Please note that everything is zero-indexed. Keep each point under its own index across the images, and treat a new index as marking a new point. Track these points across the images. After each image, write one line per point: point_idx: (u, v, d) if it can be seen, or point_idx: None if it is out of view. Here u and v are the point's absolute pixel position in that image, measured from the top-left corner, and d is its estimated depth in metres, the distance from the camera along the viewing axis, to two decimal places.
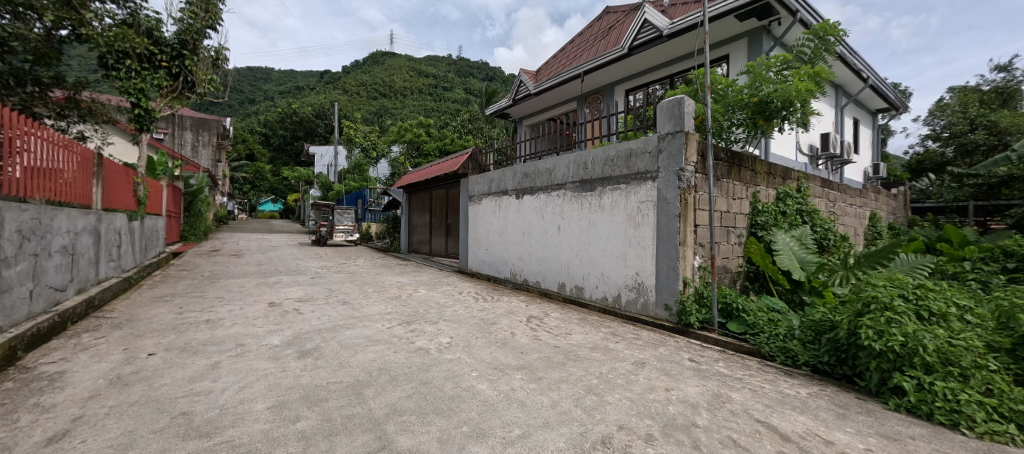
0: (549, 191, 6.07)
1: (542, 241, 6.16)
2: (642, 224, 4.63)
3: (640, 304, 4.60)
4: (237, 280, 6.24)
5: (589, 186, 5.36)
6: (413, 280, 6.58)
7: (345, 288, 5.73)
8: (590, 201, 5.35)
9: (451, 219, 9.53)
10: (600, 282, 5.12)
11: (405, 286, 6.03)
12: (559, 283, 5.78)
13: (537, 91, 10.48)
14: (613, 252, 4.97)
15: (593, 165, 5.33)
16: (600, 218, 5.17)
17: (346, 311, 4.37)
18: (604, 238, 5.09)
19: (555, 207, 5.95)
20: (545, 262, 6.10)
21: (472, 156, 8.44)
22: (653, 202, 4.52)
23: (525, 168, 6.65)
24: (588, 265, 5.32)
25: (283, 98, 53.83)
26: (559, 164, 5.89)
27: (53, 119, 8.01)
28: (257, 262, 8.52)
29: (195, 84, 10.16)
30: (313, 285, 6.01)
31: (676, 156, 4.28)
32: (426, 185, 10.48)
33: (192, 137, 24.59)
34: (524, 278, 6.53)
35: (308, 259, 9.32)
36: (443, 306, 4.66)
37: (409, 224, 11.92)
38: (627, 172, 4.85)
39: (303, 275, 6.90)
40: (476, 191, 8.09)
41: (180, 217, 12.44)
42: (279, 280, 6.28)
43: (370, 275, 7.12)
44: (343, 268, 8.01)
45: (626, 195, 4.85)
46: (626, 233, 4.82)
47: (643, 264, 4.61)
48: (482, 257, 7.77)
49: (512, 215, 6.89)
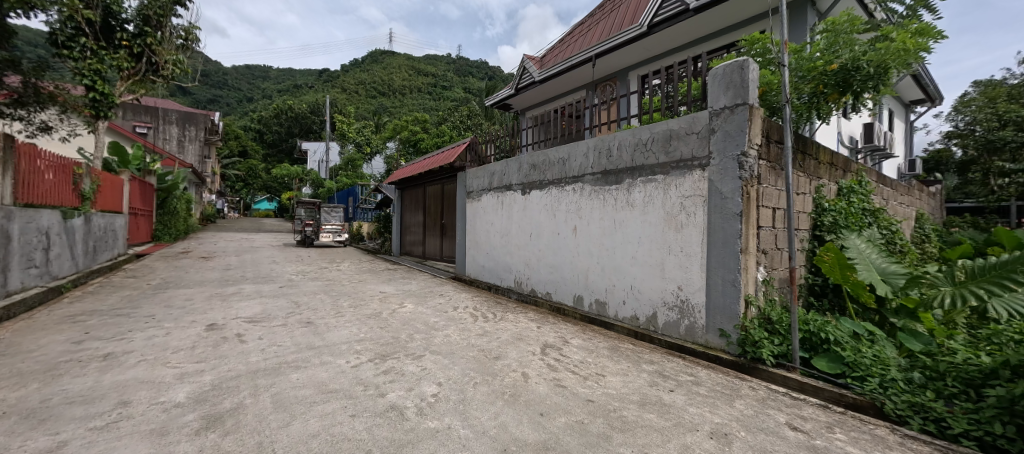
0: (563, 185, 5.05)
1: (553, 245, 5.17)
2: (685, 225, 3.64)
3: (683, 327, 3.62)
4: (189, 290, 5.22)
5: (614, 177, 4.37)
6: (399, 290, 5.56)
7: (316, 302, 4.69)
8: (613, 197, 4.36)
9: (447, 217, 8.51)
10: (627, 297, 4.15)
11: (389, 299, 5.00)
12: (575, 296, 4.79)
13: (543, 77, 9.46)
14: (645, 261, 3.98)
15: (619, 151, 4.32)
16: (627, 217, 4.19)
17: (307, 336, 3.35)
18: (633, 242, 4.10)
19: (569, 204, 4.94)
20: (557, 270, 5.10)
21: (471, 146, 7.46)
22: (701, 196, 3.53)
23: (532, 159, 5.64)
24: (611, 275, 4.34)
25: (280, 95, 52.73)
26: (575, 152, 4.89)
27: (10, 107, 6.29)
28: (226, 267, 7.49)
29: (160, 67, 9.17)
30: (279, 296, 4.98)
31: (736, 137, 3.27)
32: (419, 180, 9.48)
33: (178, 132, 23.50)
34: (532, 287, 5.54)
35: (286, 263, 8.27)
36: (432, 330, 3.64)
37: (401, 224, 10.92)
38: (666, 159, 3.84)
39: (271, 283, 5.87)
40: (475, 186, 7.06)
41: (150, 215, 11.39)
42: (241, 291, 5.26)
43: (352, 284, 6.09)
44: (322, 274, 7.00)
45: (661, 189, 3.86)
46: (663, 237, 3.83)
47: (686, 277, 3.62)
48: (481, 262, 6.76)
49: (517, 214, 5.88)
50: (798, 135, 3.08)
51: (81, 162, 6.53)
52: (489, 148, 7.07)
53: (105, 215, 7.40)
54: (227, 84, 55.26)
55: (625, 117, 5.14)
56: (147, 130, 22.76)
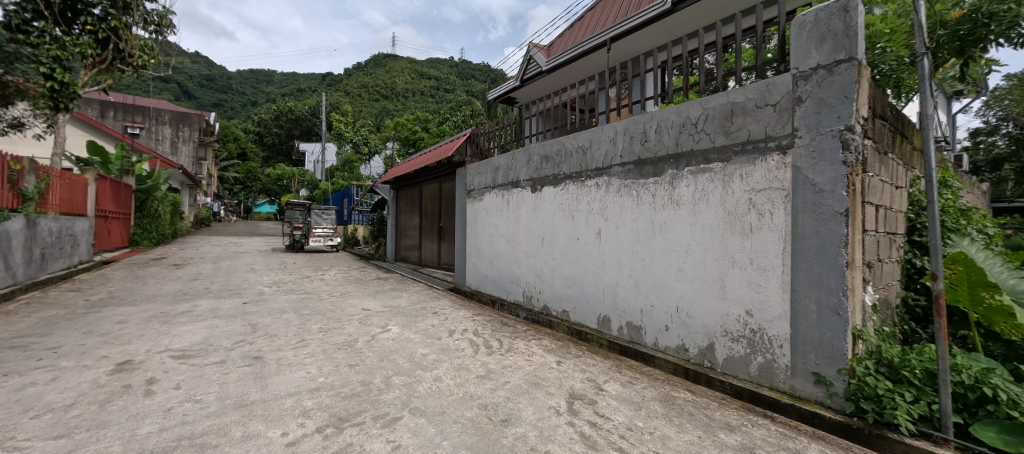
0: (582, 180, 4.14)
1: (570, 252, 4.27)
2: (755, 227, 2.71)
3: (755, 366, 2.69)
4: (133, 307, 4.34)
5: (649, 167, 3.46)
6: (386, 307, 4.66)
7: (277, 325, 3.77)
8: (649, 193, 3.45)
9: (444, 220, 7.60)
10: (671, 321, 3.23)
11: (371, 320, 4.07)
12: (600, 318, 3.86)
13: (551, 66, 8.56)
14: (695, 275, 3.06)
15: (657, 135, 3.41)
16: (669, 219, 3.27)
17: (243, 384, 2.42)
18: (678, 250, 3.19)
19: (591, 202, 4.03)
20: (575, 283, 4.18)
21: (471, 138, 6.59)
22: (780, 188, 2.60)
23: (544, 149, 4.73)
24: (645, 291, 3.43)
25: (283, 99, 52.25)
26: (598, 139, 3.98)
27: None
28: (195, 276, 6.62)
29: (129, 55, 8.35)
30: (235, 317, 4.07)
31: (838, 106, 2.34)
32: (415, 179, 8.61)
33: (171, 133, 22.86)
34: (544, 303, 4.61)
35: (265, 271, 7.40)
36: (418, 369, 2.72)
37: (396, 227, 10.04)
38: (725, 142, 2.91)
39: (235, 298, 4.98)
40: (477, 184, 6.15)
41: (126, 218, 10.60)
42: (193, 309, 4.35)
43: (331, 297, 5.19)
44: (302, 284, 6.13)
45: (718, 180, 2.94)
46: (720, 243, 2.91)
47: (758, 298, 2.68)
48: (484, 272, 5.83)
49: (525, 215, 4.97)
50: (932, 100, 2.14)
51: (24, 157, 5.74)
52: (490, 140, 6.17)
53: (59, 218, 6.57)
54: (231, 88, 55.01)
55: (650, 96, 4.23)
56: (139, 131, 22.08)
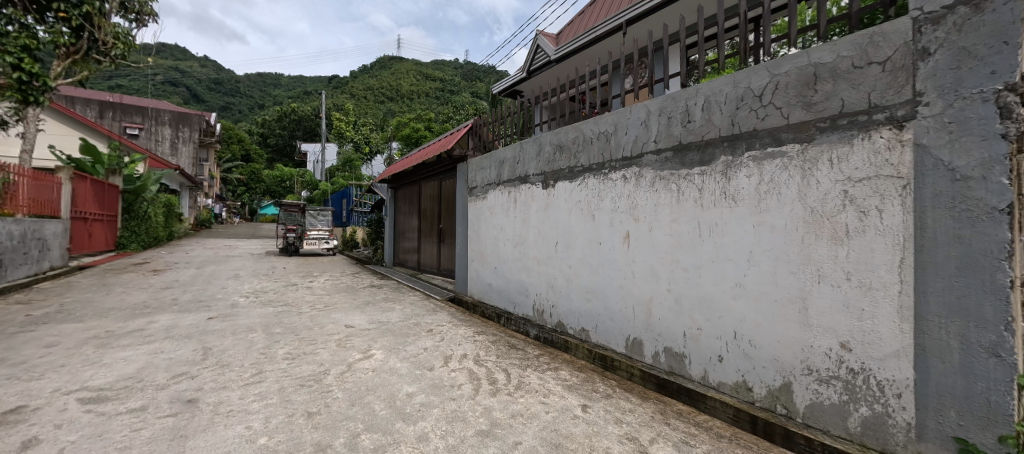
0: (606, 172, 3.44)
1: (589, 259, 3.57)
2: (855, 229, 1.98)
3: (856, 421, 1.97)
4: (77, 324, 3.71)
5: (693, 154, 2.75)
6: (372, 323, 3.98)
7: (236, 350, 3.09)
8: (695, 186, 2.73)
9: (445, 221, 6.92)
10: (726, 350, 2.51)
11: (350, 341, 3.40)
12: (628, 340, 3.16)
13: (559, 55, 7.85)
14: (760, 292, 2.35)
15: (704, 113, 2.70)
16: (723, 219, 2.55)
17: (150, 451, 1.72)
18: (735, 260, 2.47)
19: (617, 199, 3.32)
20: (597, 296, 3.47)
21: (472, 130, 5.91)
22: (894, 174, 1.86)
23: (557, 137, 4.03)
24: (689, 310, 2.72)
25: (288, 101, 52.20)
26: (625, 123, 3.28)
27: None
28: (170, 284, 6.00)
29: (106, 44, 7.80)
30: (190, 337, 3.41)
31: (994, 56, 1.60)
32: (414, 176, 7.95)
33: (171, 134, 22.57)
34: (558, 319, 3.91)
35: (249, 278, 6.77)
36: (397, 423, 2.01)
37: (393, 229, 9.40)
38: (805, 116, 2.19)
39: (202, 311, 4.32)
40: (479, 181, 5.46)
41: (111, 220, 10.09)
42: (145, 327, 3.69)
43: (312, 310, 4.52)
44: (285, 293, 5.50)
45: (795, 167, 2.22)
46: (798, 251, 2.18)
47: (861, 327, 1.95)
48: (488, 280, 5.14)
49: (535, 215, 4.29)
50: None
51: None
52: (495, 130, 5.46)
53: (23, 220, 6.02)
54: (236, 91, 55.11)
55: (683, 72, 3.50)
56: (139, 131, 21.86)
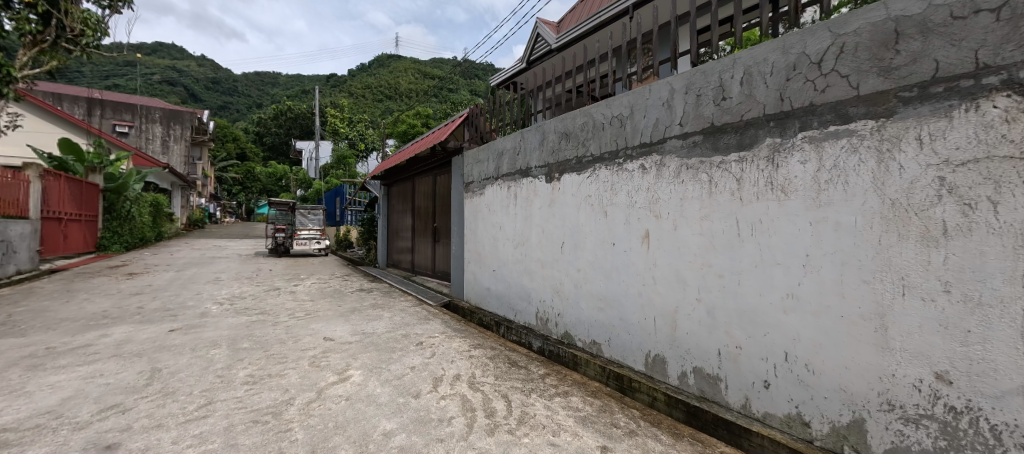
0: (621, 162, 2.98)
1: (602, 262, 3.12)
2: (958, 226, 1.49)
3: None
4: (15, 340, 3.24)
5: (729, 137, 2.29)
6: (354, 335, 3.53)
7: (189, 373, 2.63)
8: (731, 176, 2.27)
9: (440, 219, 6.47)
10: (774, 375, 2.06)
11: (326, 358, 2.94)
12: (649, 357, 2.72)
13: (560, 44, 7.38)
14: (820, 304, 1.90)
15: (743, 88, 2.24)
16: (770, 216, 2.10)
17: None
18: (787, 265, 2.02)
19: (633, 193, 2.87)
20: (611, 304, 3.03)
21: (468, 121, 5.46)
22: (1016, 154, 1.36)
23: (562, 124, 3.57)
24: (725, 324, 2.28)
25: (284, 100, 51.68)
26: (644, 104, 2.82)
27: None
28: (141, 289, 5.53)
29: (76, 32, 7.32)
30: (140, 355, 2.94)
31: None
32: (407, 172, 7.49)
33: (161, 132, 22.06)
34: (565, 329, 3.46)
35: (230, 281, 6.31)
36: None
37: (387, 228, 8.94)
38: (882, 85, 1.73)
39: (165, 322, 3.86)
40: (476, 176, 5.00)
41: (89, 220, 9.60)
42: (93, 343, 3.22)
43: (290, 319, 4.06)
44: (264, 299, 5.04)
45: (868, 148, 1.76)
46: (874, 254, 1.71)
47: (966, 354, 1.46)
48: (487, 284, 4.68)
49: (539, 213, 3.85)
50: None
51: None
52: (492, 120, 4.98)
53: None
54: (233, 89, 54.57)
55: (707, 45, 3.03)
56: (128, 129, 21.33)
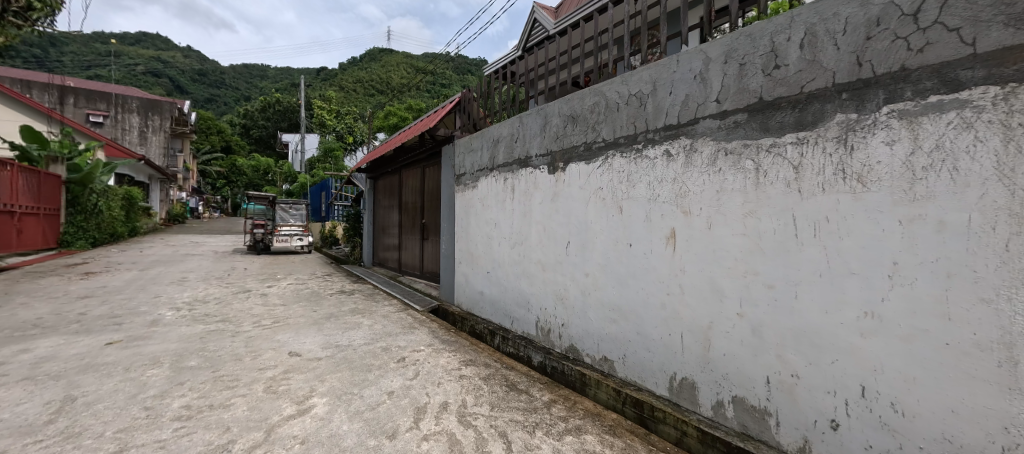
0: (640, 148, 2.52)
1: (615, 267, 2.67)
2: None
3: None
4: None
5: (784, 114, 1.84)
6: (325, 349, 3.03)
7: (110, 404, 2.11)
8: (787, 163, 1.83)
9: (428, 215, 5.96)
10: (844, 413, 1.63)
11: (287, 381, 2.44)
12: (674, 380, 2.28)
13: (558, 29, 6.87)
14: (912, 327, 1.45)
15: (804, 52, 1.79)
16: (840, 212, 1.65)
17: None
18: (864, 275, 1.57)
19: (655, 184, 2.42)
20: (627, 315, 2.58)
21: (460, 107, 4.96)
22: None
23: (568, 106, 3.10)
24: (776, 346, 1.84)
25: (272, 92, 50.41)
26: (669, 78, 2.36)
27: None
28: (92, 291, 4.94)
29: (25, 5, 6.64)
30: (58, 378, 2.41)
31: None
32: (394, 164, 6.95)
33: (139, 122, 21.07)
34: (570, 342, 3.02)
35: (196, 282, 5.73)
36: None
37: (373, 224, 8.39)
38: (1011, 38, 1.25)
39: (105, 333, 3.31)
40: (469, 167, 4.51)
41: (48, 213, 8.87)
42: (6, 360, 2.68)
43: (254, 328, 3.54)
44: (229, 303, 4.49)
45: (989, 123, 1.29)
46: (999, 263, 1.26)
47: None
48: (480, 288, 4.21)
49: (540, 207, 3.38)
50: None
51: None
52: (486, 106, 4.50)
53: None
54: (219, 81, 53.01)
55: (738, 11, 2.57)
56: (103, 119, 20.31)
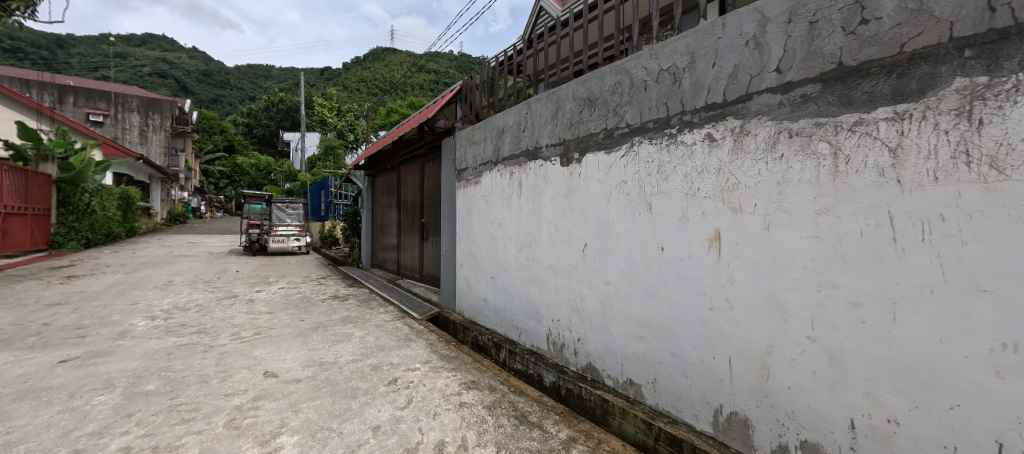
0: (674, 133, 2.11)
1: (643, 274, 2.26)
2: None
3: None
4: None
5: (875, 82, 1.42)
6: (305, 369, 2.64)
7: (33, 445, 1.74)
8: (879, 145, 1.41)
9: (428, 213, 5.57)
10: None
11: (254, 412, 2.06)
12: (721, 415, 1.88)
13: (564, 15, 6.43)
14: None
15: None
16: (962, 208, 1.21)
17: None
18: (1004, 295, 1.12)
19: (694, 176, 2.01)
20: (658, 332, 2.17)
21: (461, 96, 4.56)
22: None
23: (585, 86, 2.69)
24: (865, 382, 1.42)
25: (275, 91, 50.30)
26: (712, 47, 1.96)
27: None
28: (66, 297, 4.59)
29: None
30: None
31: None
32: (392, 160, 6.57)
33: (139, 121, 20.86)
34: (589, 360, 2.62)
35: (181, 287, 5.38)
36: None
37: (371, 223, 8.03)
38: None
39: (62, 348, 2.95)
40: (471, 161, 4.12)
41: (37, 213, 8.57)
42: None
43: (231, 342, 3.16)
44: (210, 311, 4.12)
45: None
46: None
47: None
48: (483, 294, 3.82)
49: (551, 205, 2.98)
50: None
51: None
52: (489, 93, 4.09)
53: None
54: (222, 81, 52.95)
55: None
56: (102, 118, 20.11)
